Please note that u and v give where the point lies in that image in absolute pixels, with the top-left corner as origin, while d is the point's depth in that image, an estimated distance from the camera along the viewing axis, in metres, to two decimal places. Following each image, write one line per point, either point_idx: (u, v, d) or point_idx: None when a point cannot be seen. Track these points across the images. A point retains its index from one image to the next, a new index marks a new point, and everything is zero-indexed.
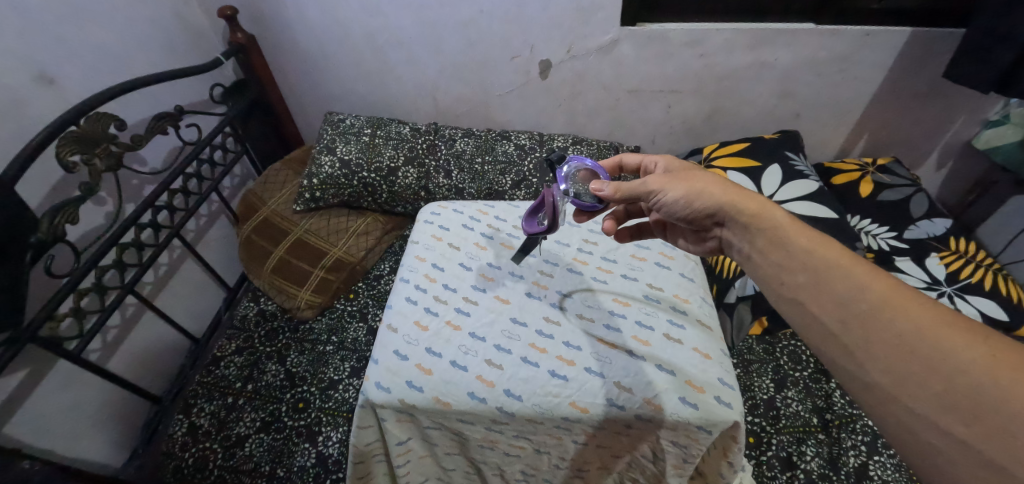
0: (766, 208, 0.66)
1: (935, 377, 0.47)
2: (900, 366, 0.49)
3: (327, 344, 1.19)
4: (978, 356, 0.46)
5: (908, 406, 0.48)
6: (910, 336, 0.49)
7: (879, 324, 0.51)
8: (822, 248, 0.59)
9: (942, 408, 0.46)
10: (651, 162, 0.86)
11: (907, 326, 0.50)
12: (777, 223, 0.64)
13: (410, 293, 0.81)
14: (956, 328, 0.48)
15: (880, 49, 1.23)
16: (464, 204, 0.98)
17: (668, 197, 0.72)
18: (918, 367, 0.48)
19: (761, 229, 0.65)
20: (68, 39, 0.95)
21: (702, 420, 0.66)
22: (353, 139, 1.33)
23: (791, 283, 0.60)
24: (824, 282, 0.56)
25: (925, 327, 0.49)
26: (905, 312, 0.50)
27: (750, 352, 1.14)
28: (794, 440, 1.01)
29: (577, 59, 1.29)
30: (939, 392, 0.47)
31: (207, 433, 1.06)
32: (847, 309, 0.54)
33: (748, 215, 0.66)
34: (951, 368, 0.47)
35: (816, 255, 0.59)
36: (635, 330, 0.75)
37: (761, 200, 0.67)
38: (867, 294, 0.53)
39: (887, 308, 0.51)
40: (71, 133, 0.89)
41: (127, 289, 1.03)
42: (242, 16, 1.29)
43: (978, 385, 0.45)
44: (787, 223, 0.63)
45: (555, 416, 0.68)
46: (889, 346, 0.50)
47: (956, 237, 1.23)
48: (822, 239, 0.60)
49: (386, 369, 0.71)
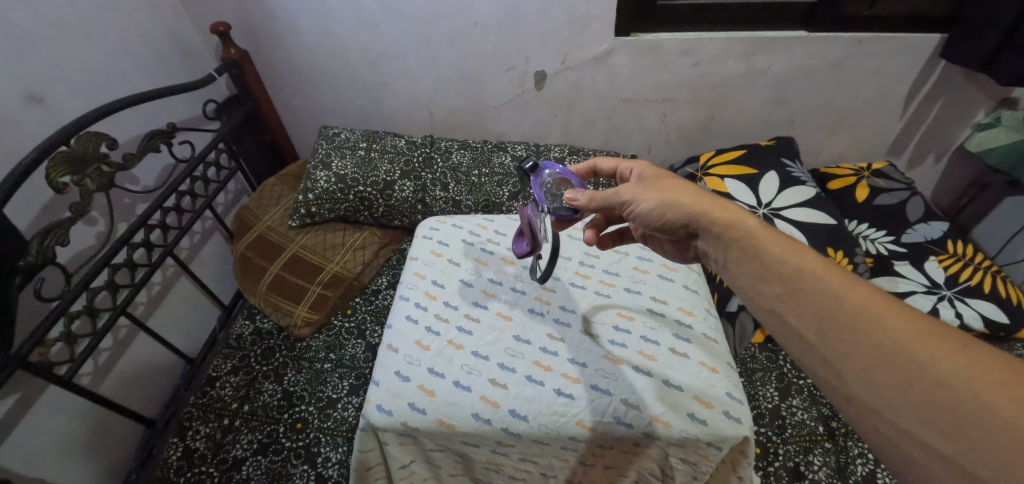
0: (739, 215, 0.64)
1: (914, 390, 0.46)
2: (880, 380, 0.48)
3: (326, 362, 1.17)
4: (957, 368, 0.45)
5: (892, 421, 0.47)
6: (889, 347, 0.48)
7: (857, 336, 0.50)
8: (797, 256, 0.58)
9: (922, 422, 0.45)
10: (626, 168, 0.83)
11: (887, 337, 0.48)
12: (748, 232, 0.62)
13: (410, 311, 0.79)
14: (934, 338, 0.47)
15: (872, 55, 1.24)
16: (463, 219, 0.97)
17: (641, 207, 0.71)
18: (896, 380, 0.47)
19: (735, 239, 0.63)
20: (59, 57, 0.94)
21: (710, 437, 0.65)
22: (348, 154, 1.32)
23: (767, 293, 0.59)
24: (803, 293, 0.55)
25: (903, 338, 0.48)
26: (882, 323, 0.49)
27: (753, 360, 1.13)
28: (800, 449, 0.99)
29: (572, 70, 1.29)
30: (918, 405, 0.46)
31: (203, 457, 1.03)
32: (827, 319, 0.52)
33: (720, 225, 0.64)
34: (932, 381, 0.45)
35: (790, 263, 0.57)
36: (641, 346, 0.74)
37: (733, 208, 0.65)
38: (844, 304, 0.52)
39: (867, 318, 0.50)
40: (61, 154, 0.88)
41: (119, 311, 1.00)
42: (235, 32, 1.28)
43: (957, 398, 0.44)
44: (759, 232, 0.61)
45: (562, 436, 0.67)
46: (870, 358, 0.49)
47: (953, 240, 1.24)
48: (795, 247, 0.59)
49: (388, 391, 0.69)
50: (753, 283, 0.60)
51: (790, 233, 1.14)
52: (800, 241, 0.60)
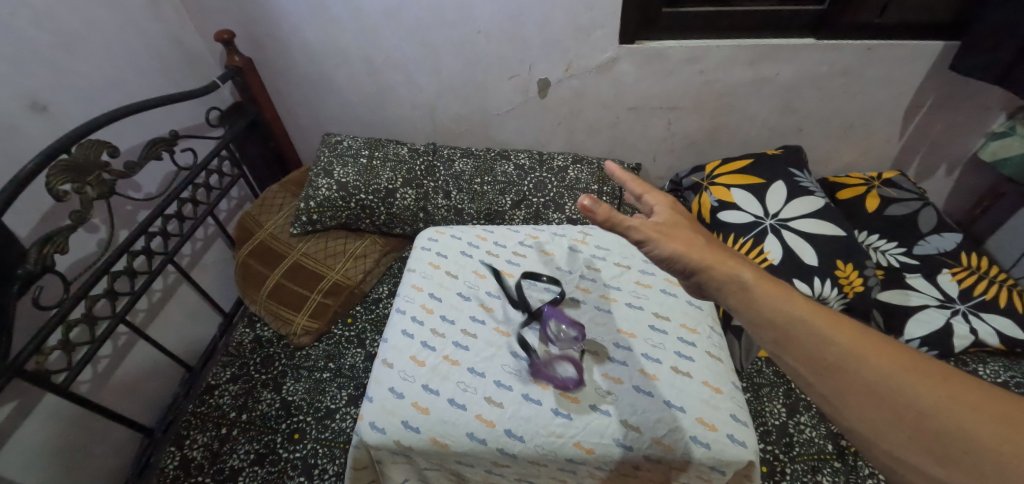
0: (737, 267, 0.59)
1: (905, 423, 0.44)
2: (873, 414, 0.46)
3: (324, 371, 1.16)
4: (941, 399, 0.44)
5: (888, 451, 0.45)
6: (879, 385, 0.46)
7: (846, 374, 0.48)
8: (785, 299, 0.54)
9: (917, 450, 0.43)
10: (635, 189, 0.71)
11: (876, 376, 0.46)
12: (745, 285, 0.57)
13: (406, 326, 0.78)
14: (916, 371, 0.46)
15: (882, 62, 1.21)
16: (463, 230, 0.95)
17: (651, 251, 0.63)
18: (888, 414, 0.45)
19: (734, 292, 0.58)
20: (63, 66, 0.94)
21: (714, 461, 0.63)
22: (350, 162, 1.31)
23: (761, 339, 0.55)
24: (793, 338, 0.52)
25: (888, 375, 0.46)
26: (867, 361, 0.47)
27: (759, 375, 1.11)
28: (808, 469, 0.96)
29: (576, 77, 1.28)
30: (912, 436, 0.44)
31: (200, 467, 1.02)
32: (816, 362, 0.50)
33: (719, 278, 0.59)
34: (920, 413, 0.44)
35: (782, 309, 0.54)
36: (641, 364, 0.72)
37: (732, 260, 0.60)
38: (831, 347, 0.49)
39: (852, 356, 0.48)
40: (62, 162, 0.88)
41: (118, 319, 0.99)
42: (239, 39, 1.28)
43: (946, 428, 0.43)
44: (758, 285, 0.57)
45: (559, 458, 0.65)
46: (861, 395, 0.47)
47: (967, 253, 1.20)
48: (784, 291, 0.55)
49: (381, 408, 0.68)
50: (746, 328, 0.56)
51: (798, 244, 1.12)
52: (790, 285, 0.56)
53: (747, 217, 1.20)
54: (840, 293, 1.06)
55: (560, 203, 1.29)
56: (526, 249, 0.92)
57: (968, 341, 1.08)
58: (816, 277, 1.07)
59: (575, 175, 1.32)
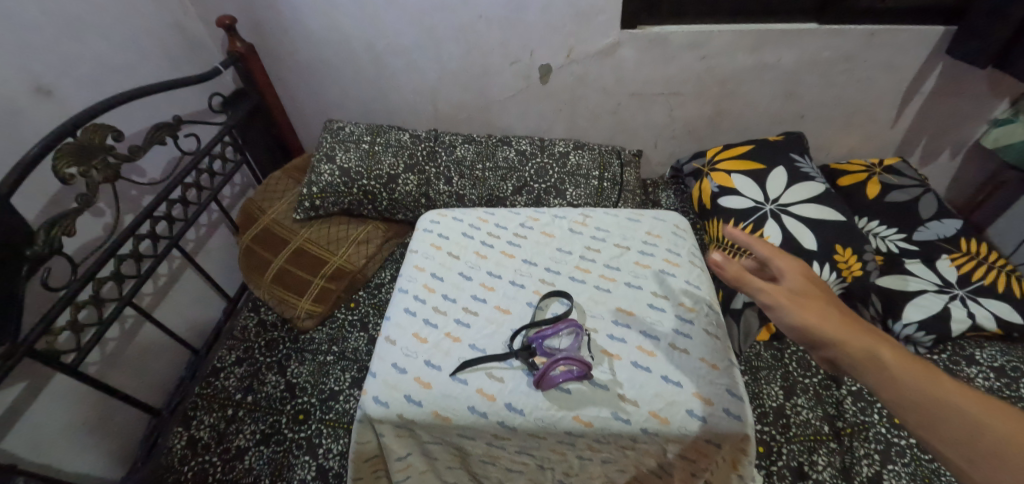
0: (876, 342, 0.56)
1: (988, 456, 0.45)
2: (955, 446, 0.47)
3: (328, 354, 1.17)
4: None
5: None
6: (962, 422, 0.47)
7: (927, 408, 0.49)
8: (869, 340, 0.56)
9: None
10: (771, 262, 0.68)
11: (959, 415, 0.48)
12: (879, 359, 0.54)
13: (409, 304, 0.79)
14: (997, 412, 0.47)
15: (884, 48, 1.21)
16: (464, 212, 0.96)
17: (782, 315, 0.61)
18: (974, 448, 0.46)
19: (852, 355, 0.56)
20: (68, 50, 0.95)
21: (709, 434, 0.64)
22: (352, 147, 1.32)
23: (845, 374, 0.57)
24: (873, 373, 0.54)
25: (968, 413, 0.48)
26: (947, 397, 0.49)
27: (758, 358, 1.12)
28: (805, 449, 0.98)
29: (577, 63, 1.28)
30: (997, 470, 0.44)
31: (207, 446, 1.04)
32: (901, 399, 0.51)
33: (842, 342, 0.57)
34: (1007, 451, 0.45)
35: (864, 347, 0.56)
36: (640, 340, 0.74)
37: (874, 334, 0.57)
38: (915, 385, 0.51)
39: (933, 394, 0.50)
40: (68, 144, 0.89)
41: (125, 301, 1.01)
42: (241, 25, 1.29)
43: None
44: (884, 354, 0.54)
45: (558, 431, 0.66)
46: (946, 431, 0.48)
47: (967, 239, 1.20)
48: (869, 333, 0.57)
49: (384, 383, 0.69)
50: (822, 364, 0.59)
51: (797, 229, 1.12)
52: (884, 332, 0.57)
53: (747, 202, 1.21)
54: (838, 277, 1.07)
55: (561, 189, 1.30)
56: (526, 230, 0.93)
57: (965, 325, 1.08)
58: (815, 262, 1.08)
59: (576, 161, 1.33)
